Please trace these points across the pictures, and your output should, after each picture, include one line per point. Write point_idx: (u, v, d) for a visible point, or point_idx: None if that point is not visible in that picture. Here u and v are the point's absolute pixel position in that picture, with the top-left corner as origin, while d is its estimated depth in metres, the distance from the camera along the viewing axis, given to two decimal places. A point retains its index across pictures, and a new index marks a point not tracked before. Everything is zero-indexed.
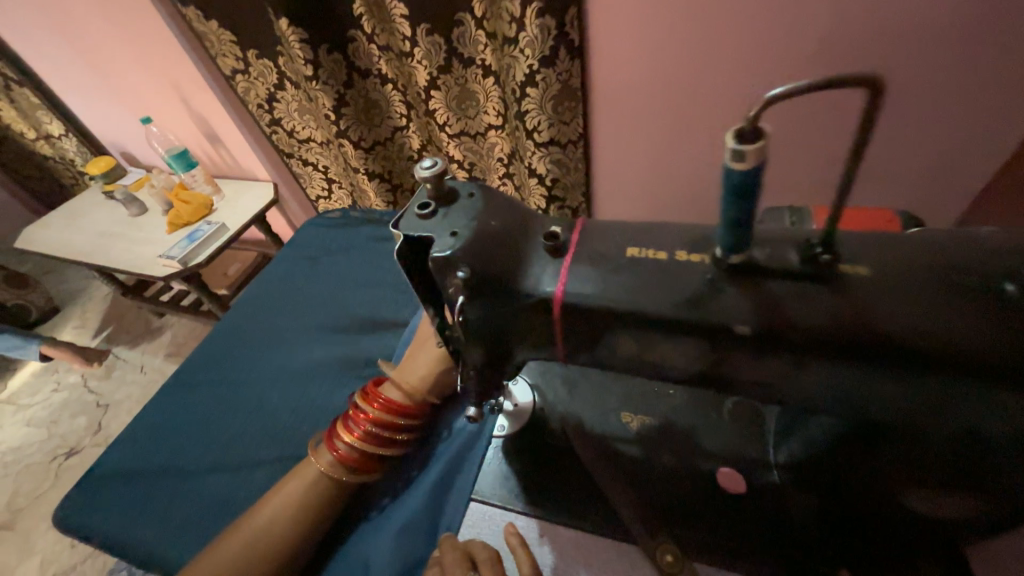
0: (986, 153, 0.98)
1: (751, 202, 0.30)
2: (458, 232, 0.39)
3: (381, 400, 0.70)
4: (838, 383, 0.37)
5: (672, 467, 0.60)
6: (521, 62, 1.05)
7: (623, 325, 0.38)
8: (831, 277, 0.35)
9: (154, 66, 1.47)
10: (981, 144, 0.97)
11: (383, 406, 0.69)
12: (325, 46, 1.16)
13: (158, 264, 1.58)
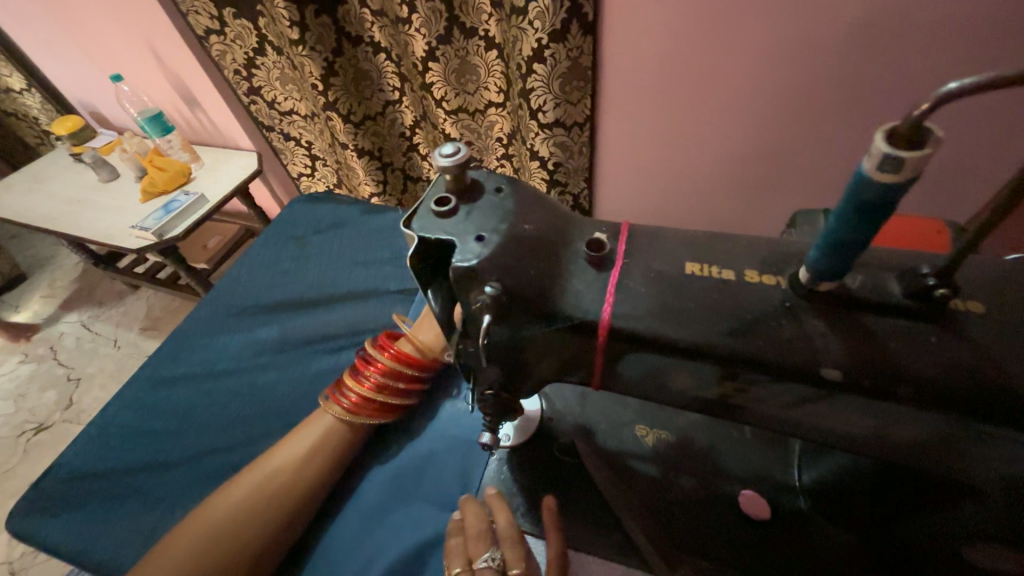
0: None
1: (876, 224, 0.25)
2: (485, 236, 0.32)
3: (393, 349, 0.68)
4: (926, 436, 0.32)
5: (693, 490, 0.57)
6: (529, 35, 0.95)
7: (676, 357, 0.33)
8: (943, 315, 0.30)
9: (124, 17, 1.32)
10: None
11: (395, 356, 0.68)
12: (313, 6, 1.04)
13: (130, 236, 1.46)
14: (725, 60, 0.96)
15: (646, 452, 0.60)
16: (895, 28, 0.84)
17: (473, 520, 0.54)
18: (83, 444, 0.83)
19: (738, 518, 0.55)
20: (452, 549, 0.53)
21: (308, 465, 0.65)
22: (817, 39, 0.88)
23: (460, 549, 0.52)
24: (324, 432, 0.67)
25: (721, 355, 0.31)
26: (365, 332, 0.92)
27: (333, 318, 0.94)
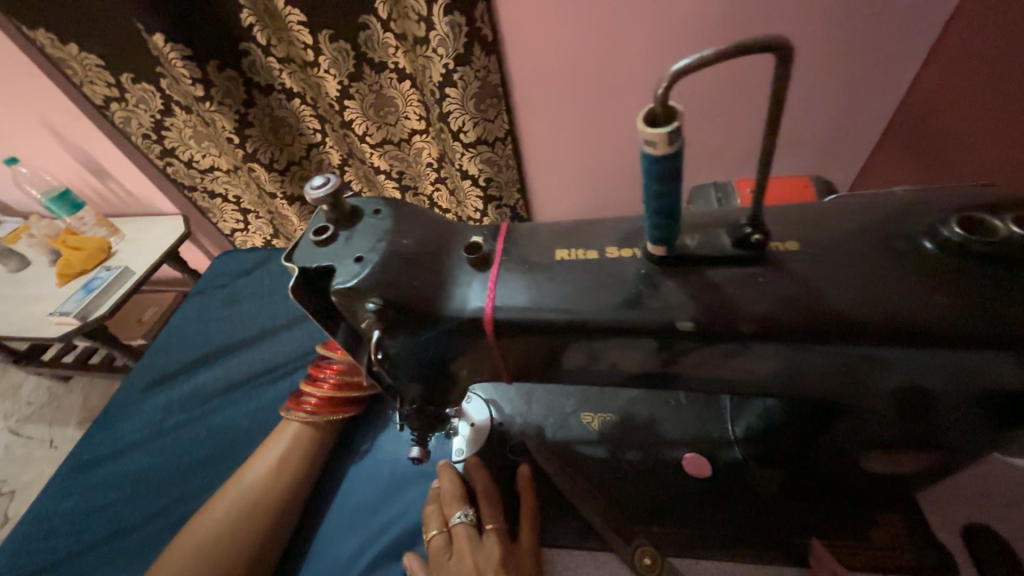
0: (877, 114, 1.07)
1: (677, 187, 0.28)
2: (365, 256, 0.34)
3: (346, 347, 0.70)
4: (792, 364, 0.35)
5: (639, 464, 0.59)
6: (436, 62, 0.99)
7: (563, 336, 0.34)
8: (766, 256, 0.34)
9: (8, 97, 1.26)
10: (871, 106, 1.06)
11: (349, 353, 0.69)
12: (214, 62, 1.04)
13: (48, 323, 1.37)
14: (618, 63, 1.03)
15: (593, 437, 0.62)
16: (753, 17, 0.94)
17: (447, 487, 0.61)
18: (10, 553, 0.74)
19: (686, 482, 0.57)
20: (430, 514, 0.61)
21: (285, 466, 0.66)
22: (689, 35, 0.97)
23: (437, 515, 0.61)
24: (294, 437, 0.69)
25: (588, 327, 0.34)
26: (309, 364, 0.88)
27: (280, 365, 0.89)
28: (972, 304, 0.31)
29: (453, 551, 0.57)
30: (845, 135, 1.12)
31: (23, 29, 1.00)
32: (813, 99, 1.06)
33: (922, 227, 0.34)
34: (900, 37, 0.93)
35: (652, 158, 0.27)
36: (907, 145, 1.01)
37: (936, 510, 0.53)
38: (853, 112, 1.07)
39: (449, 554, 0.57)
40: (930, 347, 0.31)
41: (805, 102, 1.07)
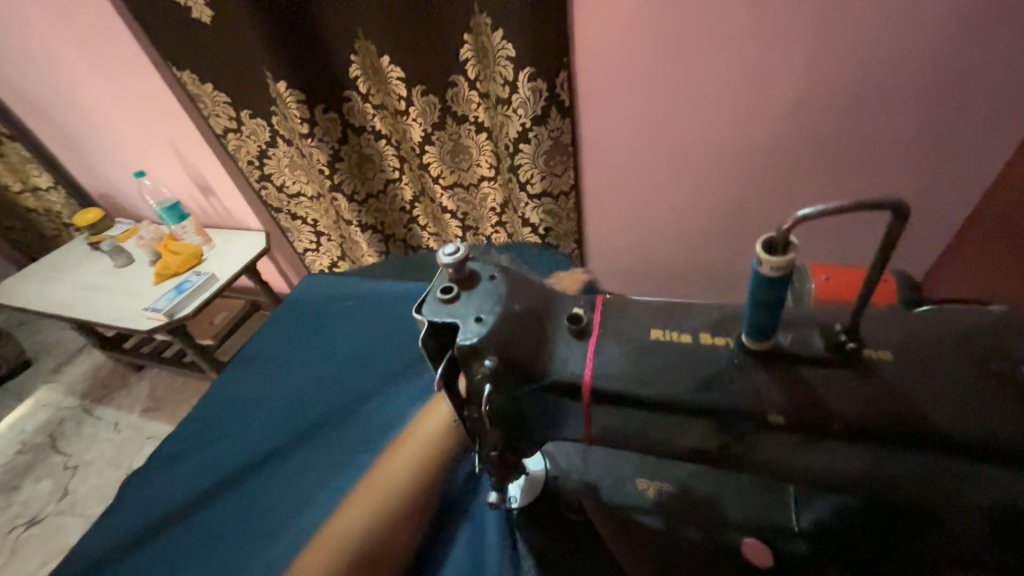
0: (956, 199, 1.07)
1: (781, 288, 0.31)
2: (484, 317, 0.39)
3: None
4: (878, 467, 0.37)
5: (697, 539, 0.59)
6: (515, 121, 1.09)
7: (651, 410, 0.38)
8: (860, 360, 0.36)
9: (153, 123, 1.50)
10: (947, 193, 1.06)
11: None
12: (322, 106, 1.22)
13: (142, 317, 1.54)
14: (689, 135, 1.09)
15: (649, 506, 0.63)
16: (829, 102, 0.98)
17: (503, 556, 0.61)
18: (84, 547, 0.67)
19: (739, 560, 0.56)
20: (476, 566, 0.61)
21: None
22: (764, 111, 1.01)
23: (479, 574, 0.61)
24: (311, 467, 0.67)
25: (685, 408, 0.37)
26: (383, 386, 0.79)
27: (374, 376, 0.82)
28: None
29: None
30: (923, 216, 1.12)
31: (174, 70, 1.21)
32: (886, 181, 1.07)
33: (1016, 348, 0.35)
34: (982, 128, 0.95)
35: (761, 275, 0.31)
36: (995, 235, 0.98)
37: None
38: (931, 193, 1.07)
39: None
40: (994, 463, 0.33)
41: (877, 183, 1.08)
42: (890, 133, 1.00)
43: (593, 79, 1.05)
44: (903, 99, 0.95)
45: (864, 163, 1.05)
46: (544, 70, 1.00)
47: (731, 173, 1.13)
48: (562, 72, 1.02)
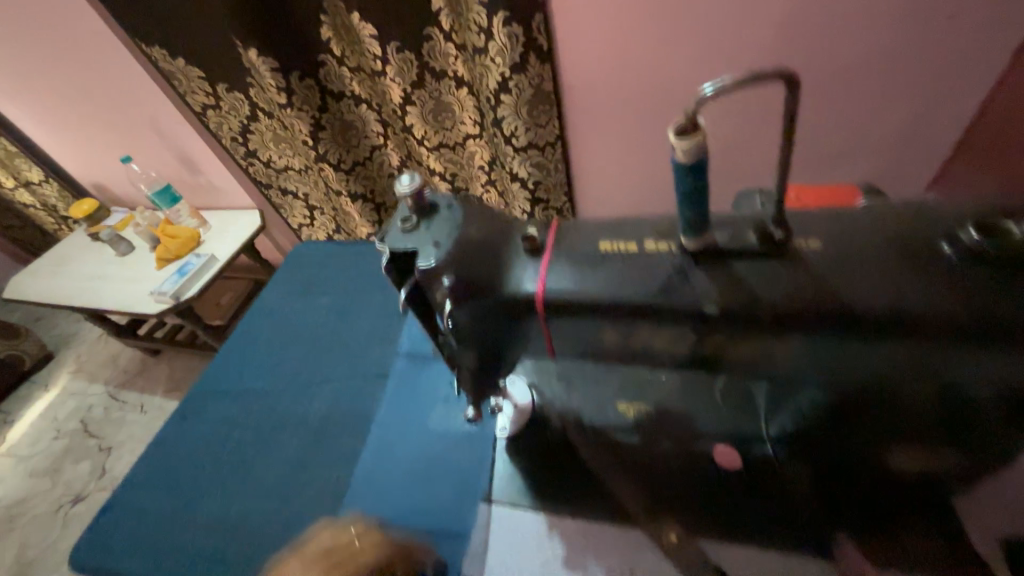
0: (947, 118, 1.02)
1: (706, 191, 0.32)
2: (440, 242, 0.40)
3: None
4: (810, 355, 0.37)
5: (673, 452, 0.63)
6: (493, 70, 1.07)
7: (602, 317, 0.39)
8: (788, 252, 0.36)
9: (132, 105, 1.48)
10: (938, 113, 1.02)
11: None
12: (296, 72, 1.17)
13: (149, 301, 1.58)
14: (669, 71, 1.06)
15: (629, 425, 0.66)
16: (812, 24, 0.93)
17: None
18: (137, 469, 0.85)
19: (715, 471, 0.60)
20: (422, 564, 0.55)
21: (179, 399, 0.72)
22: (745, 41, 0.98)
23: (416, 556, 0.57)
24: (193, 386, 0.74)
25: (625, 309, 0.38)
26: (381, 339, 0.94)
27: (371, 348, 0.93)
28: (1005, 310, 0.32)
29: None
30: (914, 139, 1.07)
31: (144, 45, 1.17)
32: (875, 104, 1.03)
33: (952, 222, 0.34)
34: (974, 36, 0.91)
35: (678, 163, 0.33)
36: (987, 151, 0.96)
37: (975, 521, 0.50)
38: (923, 114, 1.02)
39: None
40: (942, 342, 0.33)
41: (865, 107, 1.03)
42: (877, 53, 0.95)
43: (569, 19, 1.03)
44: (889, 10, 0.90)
45: (852, 87, 1.01)
46: (518, 13, 0.97)
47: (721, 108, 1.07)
48: (537, 15, 1.00)
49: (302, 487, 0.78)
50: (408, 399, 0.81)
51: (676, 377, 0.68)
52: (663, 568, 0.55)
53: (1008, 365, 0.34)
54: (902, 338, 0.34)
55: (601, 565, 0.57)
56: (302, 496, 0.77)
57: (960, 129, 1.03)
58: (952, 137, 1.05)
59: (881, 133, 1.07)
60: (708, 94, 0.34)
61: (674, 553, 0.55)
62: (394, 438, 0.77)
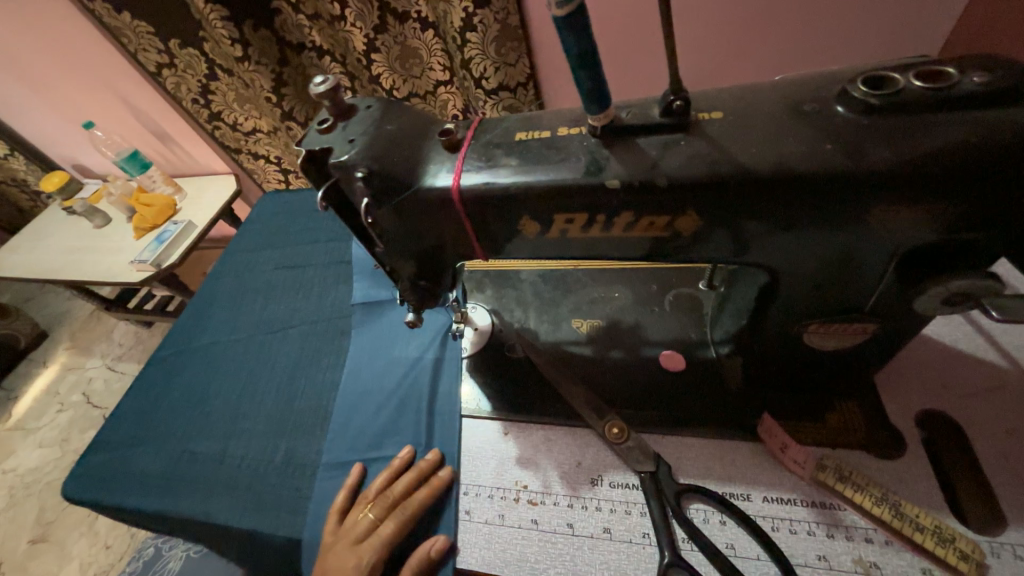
0: (938, 17, 0.91)
1: (593, 71, 0.33)
2: (354, 139, 0.41)
3: None
4: (713, 224, 0.38)
5: (622, 360, 0.66)
6: (456, 7, 1.00)
7: (517, 205, 0.40)
8: (690, 122, 0.36)
9: (81, 66, 1.41)
10: (927, 14, 0.91)
11: None
12: (249, 22, 1.06)
13: (131, 270, 1.55)
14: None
15: (582, 339, 0.69)
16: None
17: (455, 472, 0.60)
18: (109, 423, 0.87)
19: (668, 379, 0.62)
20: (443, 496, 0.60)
21: None
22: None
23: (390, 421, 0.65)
24: None
25: (537, 192, 0.39)
26: (346, 284, 0.96)
27: (337, 295, 0.94)
28: (941, 168, 0.31)
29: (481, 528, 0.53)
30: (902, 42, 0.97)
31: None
32: (857, 8, 0.92)
33: (851, 78, 0.35)
34: None
35: (559, 23, 0.30)
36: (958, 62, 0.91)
37: (895, 399, 0.55)
38: (913, 13, 0.91)
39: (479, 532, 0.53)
40: (874, 200, 0.33)
41: (844, 15, 0.93)
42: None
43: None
44: None
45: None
46: None
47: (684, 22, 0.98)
48: None
49: (272, 416, 0.80)
50: (373, 340, 0.83)
51: (630, 291, 0.72)
52: (611, 461, 0.59)
53: (918, 228, 0.35)
54: (854, 204, 0.34)
55: (553, 463, 0.61)
56: (270, 425, 0.79)
57: (951, 28, 0.93)
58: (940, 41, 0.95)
59: (862, 41, 0.98)
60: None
61: (618, 443, 0.58)
62: (356, 371, 0.79)
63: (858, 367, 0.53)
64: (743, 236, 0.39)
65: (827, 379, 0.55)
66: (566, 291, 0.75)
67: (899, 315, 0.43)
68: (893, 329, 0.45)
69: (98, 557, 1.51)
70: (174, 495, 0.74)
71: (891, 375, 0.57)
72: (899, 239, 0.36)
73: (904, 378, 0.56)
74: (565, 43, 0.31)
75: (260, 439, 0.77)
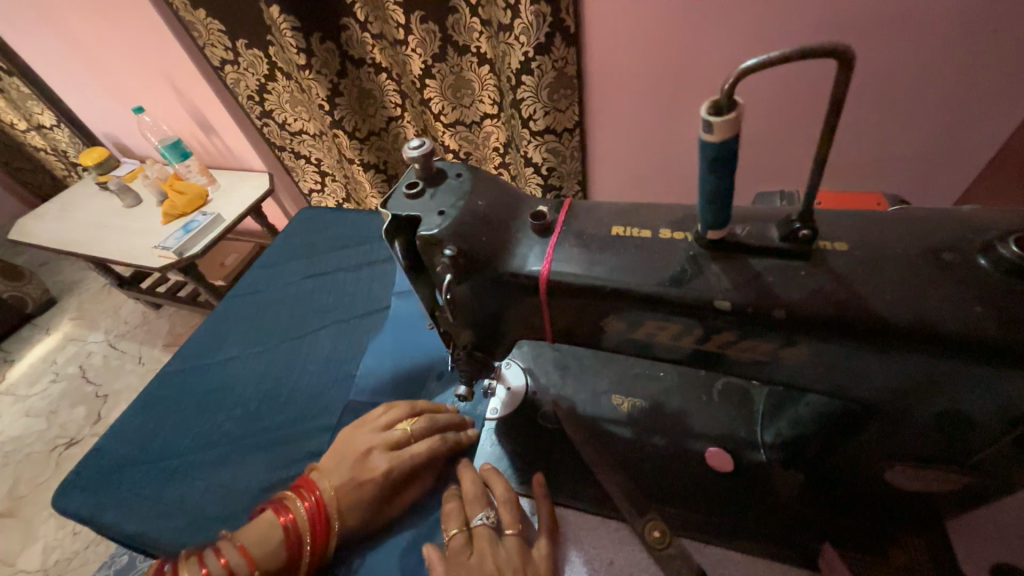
0: (984, 137, 0.95)
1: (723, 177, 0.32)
2: (446, 212, 0.41)
3: None
4: (820, 361, 0.38)
5: (664, 450, 0.61)
6: (516, 49, 0.97)
7: (609, 301, 0.39)
8: (810, 251, 0.37)
9: (139, 56, 1.43)
10: (974, 133, 0.95)
11: None
12: (318, 34, 1.07)
13: (152, 255, 1.52)
14: (692, 77, 1.01)
15: (621, 418, 0.64)
16: (859, 25, 0.85)
17: (469, 488, 0.58)
18: (112, 432, 0.84)
19: (714, 478, 0.58)
20: (448, 512, 0.57)
21: None
22: (791, 35, 0.89)
23: (401, 415, 0.66)
24: None
25: (629, 294, 0.38)
26: (367, 313, 0.94)
27: (361, 323, 0.92)
28: None
29: (475, 548, 0.53)
30: (946, 158, 1.00)
31: None
32: (909, 119, 0.96)
33: (979, 243, 0.35)
34: None
35: (707, 143, 0.31)
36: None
37: (965, 545, 0.50)
38: (962, 128, 0.94)
39: (469, 554, 0.53)
40: (1009, 368, 0.32)
41: (912, 105, 0.93)
42: (925, 54, 0.86)
43: (603, 31, 0.99)
44: (948, 29, 0.82)
45: (886, 101, 0.94)
46: None
47: (761, 118, 0.97)
48: None
49: (277, 444, 0.76)
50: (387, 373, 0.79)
51: (675, 371, 0.67)
52: (646, 566, 0.54)
53: None
54: (992, 364, 0.32)
55: (582, 557, 0.56)
56: (272, 456, 0.74)
57: (995, 148, 0.96)
58: (985, 157, 0.98)
59: (911, 147, 1.00)
60: (747, 68, 0.31)
61: (657, 549, 0.53)
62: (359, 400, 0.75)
63: (936, 505, 0.48)
64: (856, 369, 0.38)
65: (893, 513, 0.51)
66: (607, 360, 0.70)
67: (1002, 466, 0.39)
68: (987, 479, 0.41)
69: (63, 542, 1.43)
70: (159, 523, 0.70)
71: (964, 524, 0.52)
72: (1018, 398, 0.34)
73: (976, 525, 0.52)
74: (704, 145, 0.32)
75: (259, 470, 0.73)
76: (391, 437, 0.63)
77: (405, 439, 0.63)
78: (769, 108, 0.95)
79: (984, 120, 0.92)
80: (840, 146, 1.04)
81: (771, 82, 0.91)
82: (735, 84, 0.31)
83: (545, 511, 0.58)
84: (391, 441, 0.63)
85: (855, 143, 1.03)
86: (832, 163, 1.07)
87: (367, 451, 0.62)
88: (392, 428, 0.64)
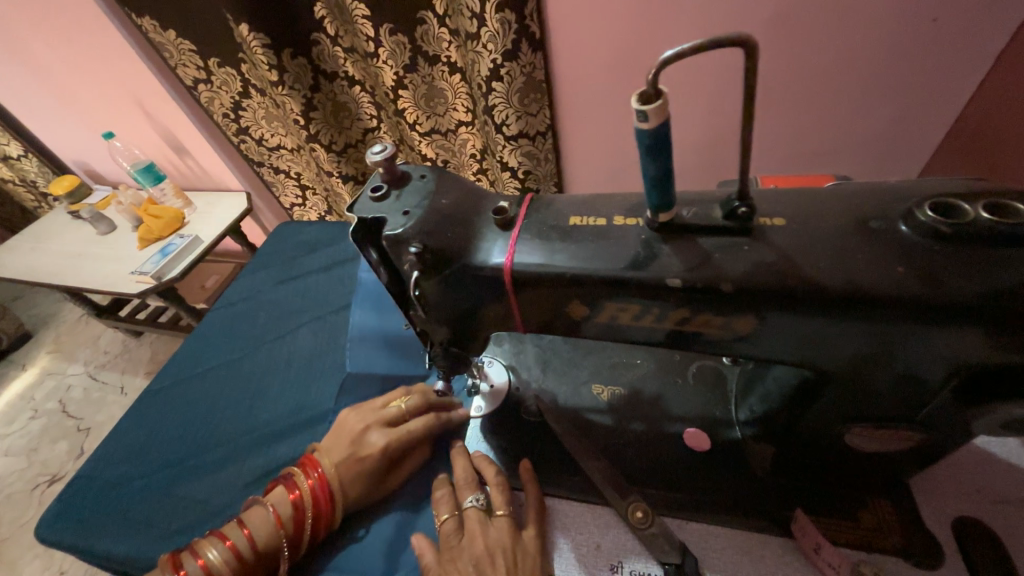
0: (932, 118, 1.00)
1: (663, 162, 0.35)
2: (410, 212, 0.43)
3: None
4: (774, 332, 0.41)
5: (643, 434, 0.62)
6: (484, 57, 0.99)
7: (571, 287, 0.41)
8: (752, 227, 0.39)
9: (105, 82, 1.42)
10: (924, 115, 1.00)
11: None
12: (288, 50, 1.08)
13: (129, 280, 1.50)
14: None
15: (601, 406, 0.66)
16: (806, 19, 0.90)
17: (461, 473, 0.61)
18: (97, 457, 0.83)
19: (692, 456, 0.60)
20: (440, 498, 0.59)
21: None
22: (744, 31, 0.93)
23: (394, 396, 0.68)
24: None
25: (588, 280, 0.41)
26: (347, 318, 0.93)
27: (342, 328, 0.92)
28: (1003, 301, 0.34)
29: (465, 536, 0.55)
30: (899, 141, 1.05)
31: (131, 15, 1.08)
32: (861, 106, 1.00)
33: (905, 211, 0.38)
34: (972, 44, 0.88)
35: (643, 132, 0.33)
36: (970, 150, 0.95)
37: (929, 501, 0.53)
38: (912, 112, 0.99)
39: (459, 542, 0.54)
40: (939, 327, 0.35)
41: (863, 92, 0.98)
42: (870, 44, 0.91)
43: (568, 35, 1.02)
44: (888, 20, 0.87)
45: (838, 90, 0.99)
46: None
47: (722, 111, 1.01)
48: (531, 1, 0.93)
49: (264, 455, 0.75)
50: (361, 382, 0.77)
51: (651, 357, 0.69)
52: (631, 546, 0.55)
53: (969, 345, 0.36)
54: (924, 323, 0.35)
55: (569, 543, 0.57)
56: (260, 466, 0.74)
57: (943, 129, 1.01)
58: (935, 138, 1.03)
59: (866, 132, 1.05)
60: (668, 59, 0.34)
61: (640, 529, 0.54)
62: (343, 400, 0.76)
63: (898, 465, 0.50)
64: (807, 338, 0.40)
65: (861, 477, 0.53)
66: (585, 351, 0.72)
67: (946, 420, 0.42)
68: (936, 434, 0.43)
69: None
70: (149, 543, 0.69)
71: (929, 482, 0.54)
72: (953, 354, 0.37)
73: (940, 483, 0.54)
74: (640, 133, 0.34)
75: (248, 482, 0.73)
76: (387, 414, 0.65)
77: (402, 416, 0.65)
78: (730, 101, 0.99)
79: (931, 102, 0.97)
80: (800, 134, 1.08)
81: (729, 76, 0.95)
82: (658, 74, 0.34)
83: (533, 498, 0.59)
84: (388, 418, 0.65)
85: (813, 131, 1.07)
86: (793, 151, 1.12)
87: (364, 429, 0.64)
88: (389, 406, 0.67)
